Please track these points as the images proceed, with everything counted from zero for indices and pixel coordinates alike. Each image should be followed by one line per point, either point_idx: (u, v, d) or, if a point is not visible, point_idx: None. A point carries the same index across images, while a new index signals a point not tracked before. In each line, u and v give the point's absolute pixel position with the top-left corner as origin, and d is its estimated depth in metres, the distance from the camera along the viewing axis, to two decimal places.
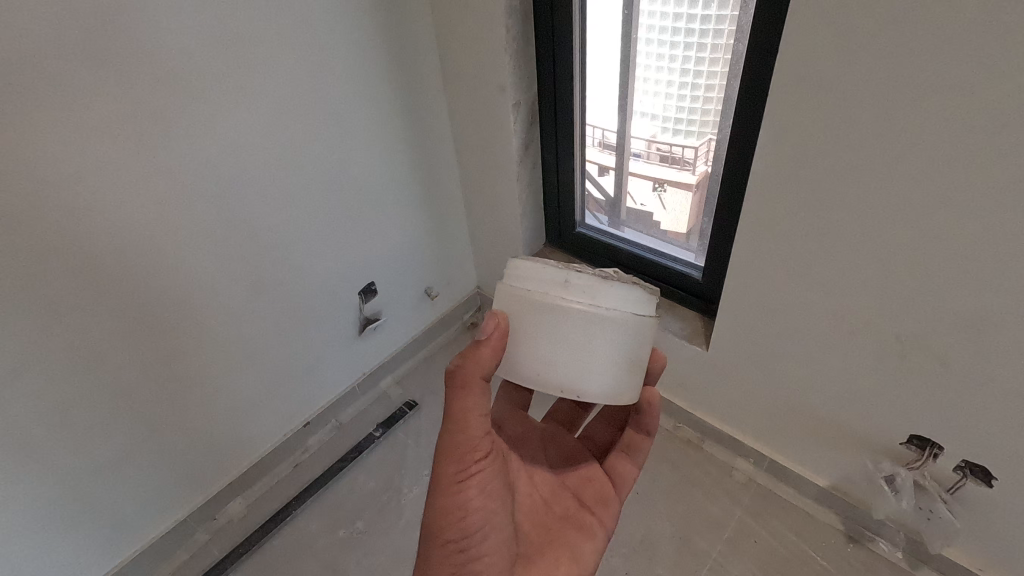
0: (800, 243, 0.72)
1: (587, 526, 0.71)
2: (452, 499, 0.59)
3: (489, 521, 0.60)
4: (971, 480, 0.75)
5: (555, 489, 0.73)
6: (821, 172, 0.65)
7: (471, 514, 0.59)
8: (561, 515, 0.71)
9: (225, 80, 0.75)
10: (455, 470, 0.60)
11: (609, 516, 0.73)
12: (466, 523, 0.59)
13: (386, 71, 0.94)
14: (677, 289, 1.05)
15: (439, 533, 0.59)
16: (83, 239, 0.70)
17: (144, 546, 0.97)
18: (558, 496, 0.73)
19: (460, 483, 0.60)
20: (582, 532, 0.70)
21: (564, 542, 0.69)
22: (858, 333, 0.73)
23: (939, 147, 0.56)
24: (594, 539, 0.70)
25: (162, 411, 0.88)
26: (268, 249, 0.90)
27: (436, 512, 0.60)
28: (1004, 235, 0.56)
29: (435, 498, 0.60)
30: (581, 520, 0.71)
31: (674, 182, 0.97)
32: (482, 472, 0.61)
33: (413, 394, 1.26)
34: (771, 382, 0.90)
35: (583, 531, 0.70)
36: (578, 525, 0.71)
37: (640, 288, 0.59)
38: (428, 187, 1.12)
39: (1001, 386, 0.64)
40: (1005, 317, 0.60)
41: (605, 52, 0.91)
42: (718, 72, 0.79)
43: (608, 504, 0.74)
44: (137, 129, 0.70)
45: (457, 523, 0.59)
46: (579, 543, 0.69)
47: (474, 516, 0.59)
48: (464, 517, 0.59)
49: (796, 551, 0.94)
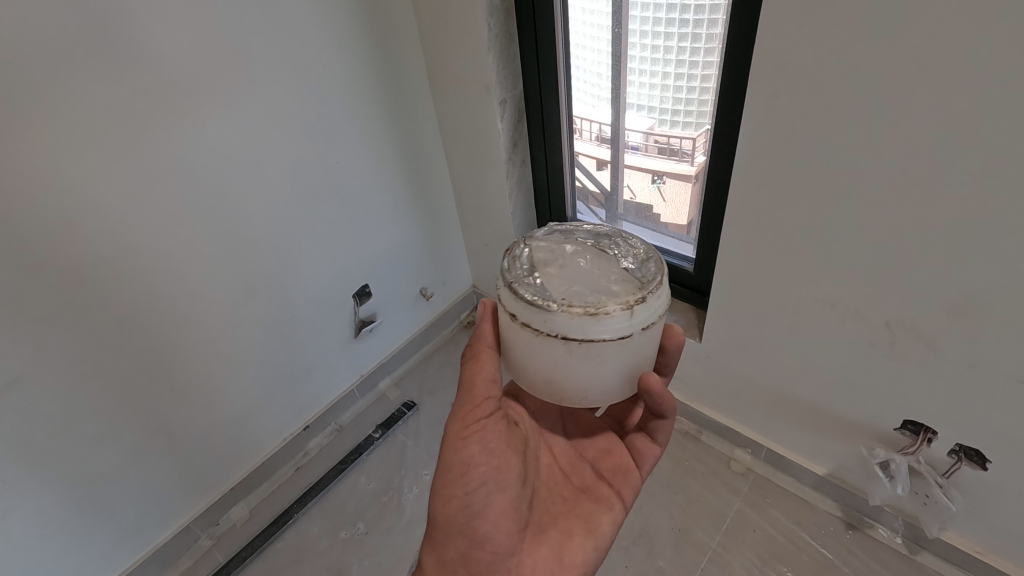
0: (788, 233, 0.72)
1: (604, 498, 0.67)
2: (454, 454, 0.60)
3: (494, 477, 0.60)
4: (966, 464, 0.75)
5: (572, 461, 0.71)
6: (803, 159, 0.65)
7: (474, 468, 0.59)
8: (578, 486, 0.69)
9: (210, 83, 0.75)
10: (458, 425, 0.61)
11: (629, 489, 0.68)
12: (468, 477, 0.58)
13: (373, 72, 0.94)
14: (671, 282, 1.05)
15: (443, 491, 0.59)
16: (76, 249, 0.71)
17: (148, 553, 0.97)
18: (576, 468, 0.71)
19: (464, 438, 0.60)
20: (599, 504, 0.67)
21: (580, 515, 0.65)
22: (848, 321, 0.73)
23: (922, 130, 0.55)
24: (612, 511, 0.67)
25: (161, 419, 0.89)
26: (261, 255, 0.91)
27: (443, 470, 0.60)
28: (991, 217, 0.56)
29: (439, 455, 0.61)
30: (598, 493, 0.68)
31: (672, 173, 0.95)
32: (484, 429, 0.61)
33: (411, 394, 1.27)
34: (763, 372, 0.90)
35: (600, 502, 0.67)
36: (594, 496, 0.67)
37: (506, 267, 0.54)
38: (420, 186, 1.13)
39: (992, 368, 0.64)
40: (993, 299, 0.60)
41: (597, 47, 0.90)
42: (712, 62, 0.78)
43: (627, 476, 0.69)
44: (123, 135, 0.70)
45: (461, 478, 0.59)
46: (595, 514, 0.66)
47: (478, 470, 0.59)
48: (463, 472, 0.59)
49: (794, 539, 0.94)
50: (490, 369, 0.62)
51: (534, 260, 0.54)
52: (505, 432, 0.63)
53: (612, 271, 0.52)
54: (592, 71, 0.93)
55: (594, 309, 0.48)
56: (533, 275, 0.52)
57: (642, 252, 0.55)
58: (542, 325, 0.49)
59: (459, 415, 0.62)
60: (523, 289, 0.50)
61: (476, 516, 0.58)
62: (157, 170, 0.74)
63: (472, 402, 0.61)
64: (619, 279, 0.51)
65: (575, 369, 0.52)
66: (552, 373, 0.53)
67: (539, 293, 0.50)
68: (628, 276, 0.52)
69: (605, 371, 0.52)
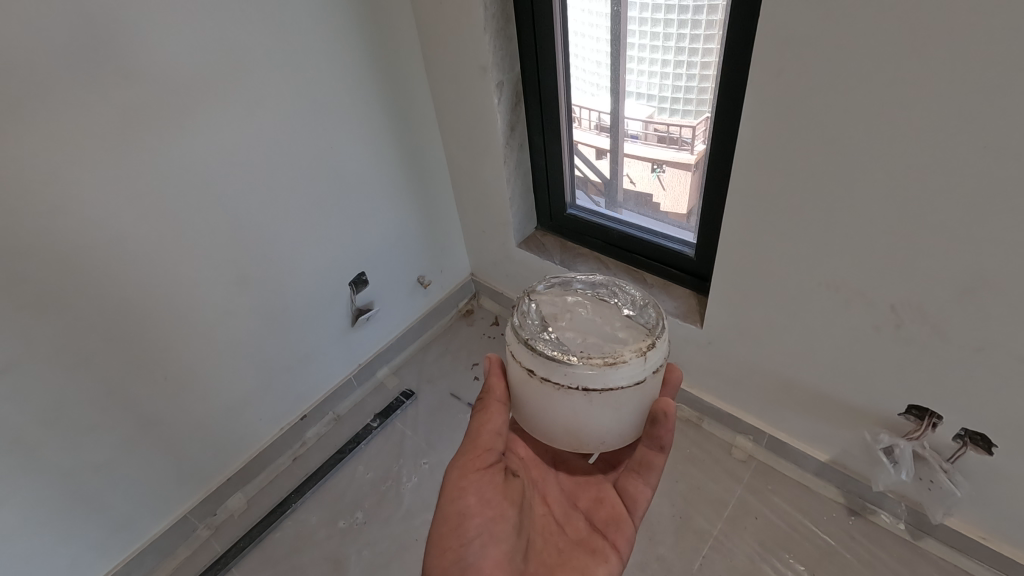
0: (792, 216, 0.71)
1: (599, 549, 0.66)
2: (451, 505, 0.60)
3: (489, 528, 0.59)
4: (971, 449, 0.74)
5: (567, 511, 0.70)
6: (806, 139, 0.63)
7: (469, 519, 0.59)
8: (573, 538, 0.67)
9: (198, 67, 0.73)
10: (457, 474, 0.62)
11: (623, 538, 0.67)
12: (463, 528, 0.59)
13: (367, 56, 0.92)
14: (671, 268, 1.04)
15: (438, 542, 0.59)
16: (64, 235, 0.69)
17: (145, 543, 0.97)
18: (570, 518, 0.70)
19: (462, 488, 0.61)
20: (594, 556, 0.65)
21: (576, 567, 0.63)
22: (852, 305, 0.72)
23: (930, 107, 0.54)
24: (608, 563, 0.65)
25: (154, 410, 0.88)
26: (254, 246, 0.90)
27: (440, 522, 0.60)
28: (1000, 196, 0.54)
29: (437, 507, 0.61)
30: (593, 544, 0.66)
31: (672, 163, 0.93)
32: (480, 479, 0.62)
33: (410, 383, 1.26)
34: (765, 357, 0.89)
35: (595, 554, 0.65)
36: (589, 548, 0.66)
37: (517, 325, 0.56)
38: (416, 173, 1.11)
39: (999, 351, 0.63)
40: (1001, 281, 0.59)
41: (595, 36, 0.88)
42: (713, 49, 0.76)
43: (621, 525, 0.68)
44: (110, 119, 0.68)
45: (456, 528, 0.59)
46: (591, 566, 0.64)
47: (473, 520, 0.59)
48: (459, 523, 0.59)
49: (796, 526, 0.94)
50: (495, 421, 0.64)
51: (543, 316, 0.57)
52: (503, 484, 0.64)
53: (616, 319, 0.56)
54: (591, 59, 0.91)
55: (613, 359, 0.51)
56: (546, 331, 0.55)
57: (637, 295, 0.59)
58: (563, 379, 0.52)
59: (460, 463, 0.63)
60: (539, 346, 0.53)
61: (469, 570, 0.57)
62: (144, 155, 0.73)
63: (473, 452, 0.63)
64: (624, 329, 0.55)
65: (594, 417, 0.55)
66: (571, 422, 0.56)
67: (559, 348, 0.53)
68: (633, 323, 0.56)
69: (620, 415, 0.56)
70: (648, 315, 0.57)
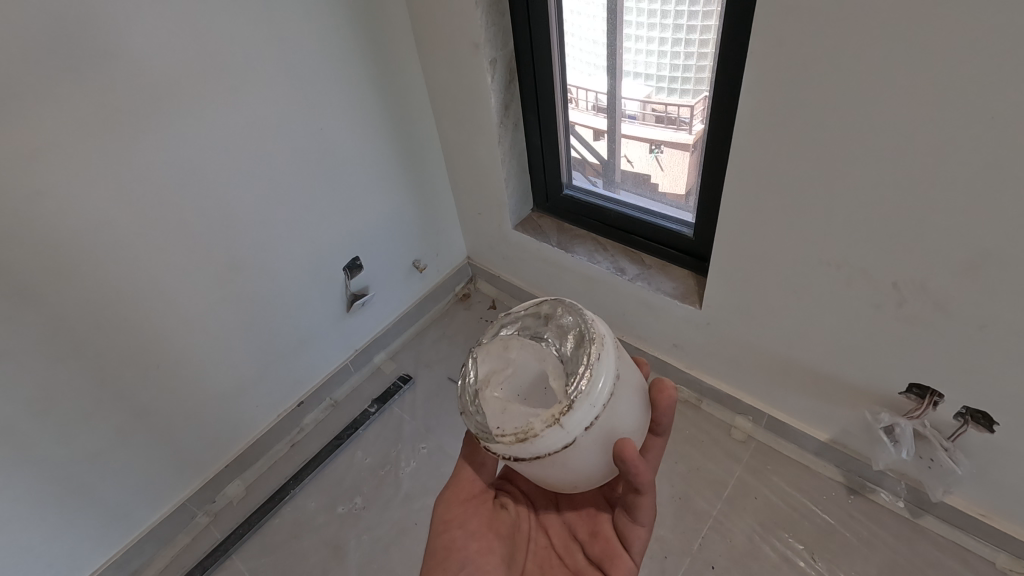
0: (792, 195, 0.69)
1: None
2: (438, 538, 0.63)
3: (474, 562, 0.61)
4: (973, 427, 0.73)
5: (568, 542, 0.68)
6: (808, 113, 0.61)
7: (454, 551, 0.61)
8: (570, 573, 0.65)
9: (179, 47, 0.70)
10: (443, 508, 0.65)
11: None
12: (449, 561, 0.61)
13: (356, 35, 0.89)
14: (668, 248, 1.03)
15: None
16: (46, 223, 0.68)
17: (145, 531, 0.97)
18: (569, 551, 0.67)
19: (445, 523, 0.64)
20: None
21: None
22: (853, 283, 0.71)
23: (937, 77, 0.52)
24: None
25: (145, 401, 0.87)
26: (243, 234, 0.88)
27: (428, 556, 0.63)
28: (1007, 170, 0.53)
29: (427, 542, 0.64)
30: None
31: (670, 143, 0.91)
32: (466, 513, 0.65)
33: (407, 367, 1.25)
34: (764, 337, 0.88)
35: None
36: None
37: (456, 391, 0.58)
38: (409, 155, 1.09)
39: (1003, 327, 0.62)
40: (1008, 256, 0.57)
41: (591, 13, 0.85)
42: (712, 26, 0.74)
43: (616, 563, 0.63)
44: (89, 103, 0.66)
45: (442, 563, 0.61)
46: None
47: (458, 554, 0.61)
48: (447, 554, 0.61)
49: (796, 505, 0.94)
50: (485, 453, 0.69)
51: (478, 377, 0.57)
52: (491, 515, 0.66)
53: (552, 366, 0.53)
54: (587, 38, 0.89)
55: (523, 434, 0.50)
56: (475, 400, 0.55)
57: (583, 323, 0.53)
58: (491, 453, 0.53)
59: (447, 497, 0.67)
60: (468, 423, 0.55)
61: None
62: (127, 140, 0.70)
63: (463, 485, 0.67)
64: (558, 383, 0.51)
65: (545, 473, 0.55)
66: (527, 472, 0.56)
67: (482, 425, 0.53)
68: (564, 372, 0.52)
69: (570, 467, 0.53)
70: (586, 354, 0.51)
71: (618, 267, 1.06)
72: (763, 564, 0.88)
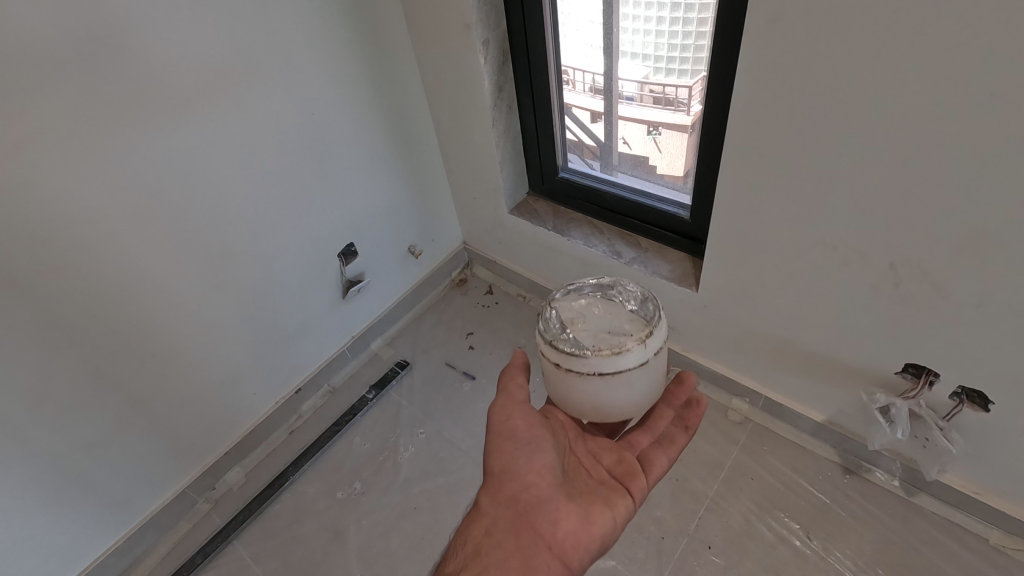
0: (790, 175, 0.68)
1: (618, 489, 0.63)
2: (501, 429, 0.62)
3: (536, 443, 0.61)
4: (968, 406, 0.74)
5: (590, 459, 0.66)
6: (804, 91, 0.60)
7: (516, 438, 0.61)
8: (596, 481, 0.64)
9: (164, 31, 0.69)
10: (498, 411, 0.63)
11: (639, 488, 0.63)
12: (516, 447, 0.61)
13: (347, 15, 0.87)
14: (664, 230, 1.02)
15: (495, 465, 0.61)
16: (33, 215, 0.66)
17: (145, 518, 0.98)
18: (591, 463, 0.66)
19: (508, 424, 0.62)
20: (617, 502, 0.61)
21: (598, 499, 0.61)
22: (850, 263, 0.71)
23: (935, 54, 0.50)
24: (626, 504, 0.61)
25: (142, 390, 0.87)
26: (238, 221, 0.87)
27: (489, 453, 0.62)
28: (1006, 149, 0.52)
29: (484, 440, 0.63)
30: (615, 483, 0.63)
31: (668, 124, 0.90)
32: (524, 411, 0.63)
33: (405, 353, 1.25)
34: (760, 319, 0.88)
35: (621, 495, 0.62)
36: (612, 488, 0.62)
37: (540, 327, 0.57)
38: (403, 139, 1.08)
39: (998, 307, 0.62)
40: (1005, 236, 0.57)
41: None
42: (710, 4, 0.72)
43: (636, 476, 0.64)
44: (72, 90, 0.64)
45: (509, 453, 0.61)
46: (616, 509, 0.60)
47: (539, 478, 0.60)
48: (512, 436, 0.61)
49: (793, 485, 0.94)
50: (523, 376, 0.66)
51: (562, 319, 0.58)
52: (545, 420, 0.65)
53: (624, 314, 0.57)
54: (584, 17, 0.87)
55: (617, 348, 0.53)
56: (565, 332, 0.56)
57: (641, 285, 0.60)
58: (582, 368, 0.54)
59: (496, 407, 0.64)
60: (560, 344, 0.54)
61: (523, 474, 0.60)
62: (116, 126, 0.69)
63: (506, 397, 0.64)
64: (634, 323, 0.56)
65: (612, 397, 0.56)
66: (592, 402, 0.57)
67: (576, 345, 0.54)
68: (636, 316, 0.57)
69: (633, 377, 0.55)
70: (642, 297, 0.58)
71: (615, 250, 1.05)
72: (760, 543, 0.89)
